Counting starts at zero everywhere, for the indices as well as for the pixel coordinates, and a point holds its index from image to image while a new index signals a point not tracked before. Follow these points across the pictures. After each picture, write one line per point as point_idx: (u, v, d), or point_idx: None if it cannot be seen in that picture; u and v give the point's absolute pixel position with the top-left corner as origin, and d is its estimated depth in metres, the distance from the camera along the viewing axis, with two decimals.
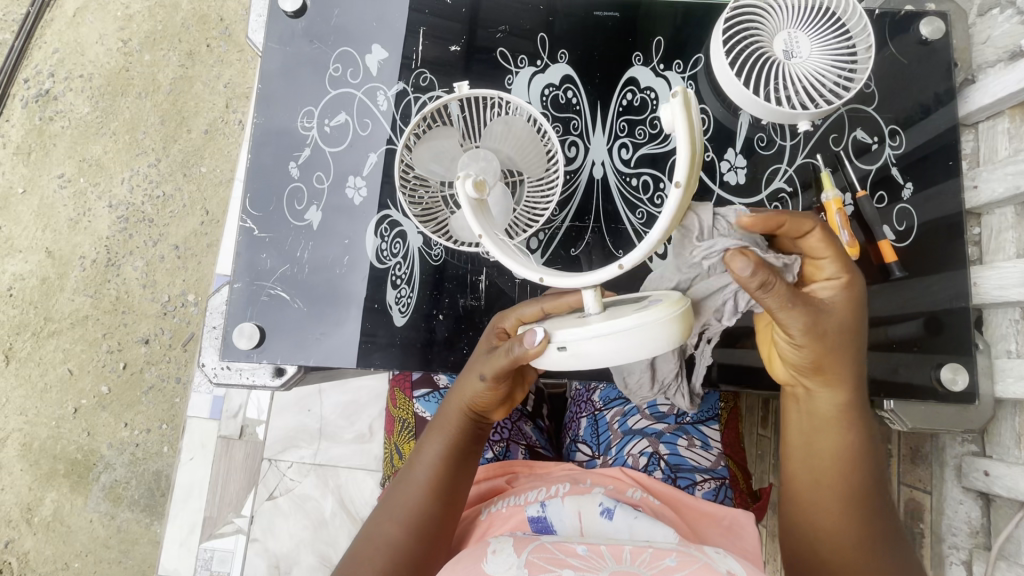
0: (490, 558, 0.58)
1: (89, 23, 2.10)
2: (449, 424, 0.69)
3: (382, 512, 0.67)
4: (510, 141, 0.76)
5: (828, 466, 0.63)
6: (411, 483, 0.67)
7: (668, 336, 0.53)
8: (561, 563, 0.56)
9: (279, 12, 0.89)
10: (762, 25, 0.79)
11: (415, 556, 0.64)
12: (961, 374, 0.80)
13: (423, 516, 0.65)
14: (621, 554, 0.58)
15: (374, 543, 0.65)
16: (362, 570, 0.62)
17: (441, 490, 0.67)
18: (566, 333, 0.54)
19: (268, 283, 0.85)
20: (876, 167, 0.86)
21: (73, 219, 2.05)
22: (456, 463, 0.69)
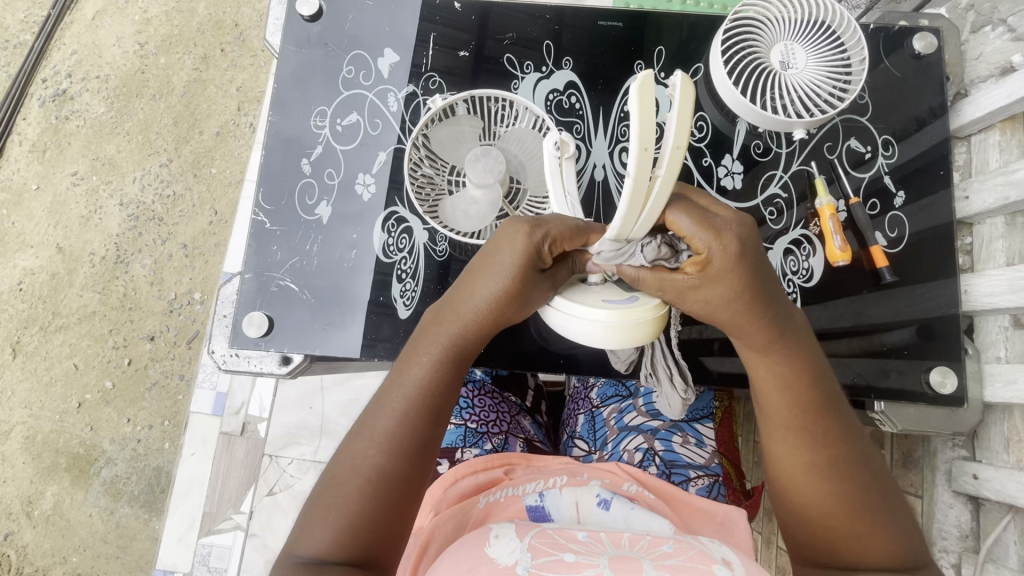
0: (492, 542, 0.59)
1: (107, 26, 2.17)
2: (446, 334, 0.64)
3: (360, 434, 0.61)
4: (523, 144, 0.82)
5: (779, 412, 0.62)
6: (399, 398, 0.62)
7: (621, 335, 0.64)
8: (562, 547, 0.58)
9: (297, 16, 0.93)
10: (759, 36, 0.83)
11: (400, 483, 0.59)
12: (950, 377, 0.82)
13: (404, 434, 0.60)
14: (620, 540, 0.60)
15: (353, 465, 0.59)
16: (343, 492, 0.58)
17: (428, 411, 0.62)
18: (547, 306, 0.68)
19: (278, 275, 0.87)
20: (868, 175, 0.89)
21: (84, 216, 2.10)
22: (444, 382, 0.63)
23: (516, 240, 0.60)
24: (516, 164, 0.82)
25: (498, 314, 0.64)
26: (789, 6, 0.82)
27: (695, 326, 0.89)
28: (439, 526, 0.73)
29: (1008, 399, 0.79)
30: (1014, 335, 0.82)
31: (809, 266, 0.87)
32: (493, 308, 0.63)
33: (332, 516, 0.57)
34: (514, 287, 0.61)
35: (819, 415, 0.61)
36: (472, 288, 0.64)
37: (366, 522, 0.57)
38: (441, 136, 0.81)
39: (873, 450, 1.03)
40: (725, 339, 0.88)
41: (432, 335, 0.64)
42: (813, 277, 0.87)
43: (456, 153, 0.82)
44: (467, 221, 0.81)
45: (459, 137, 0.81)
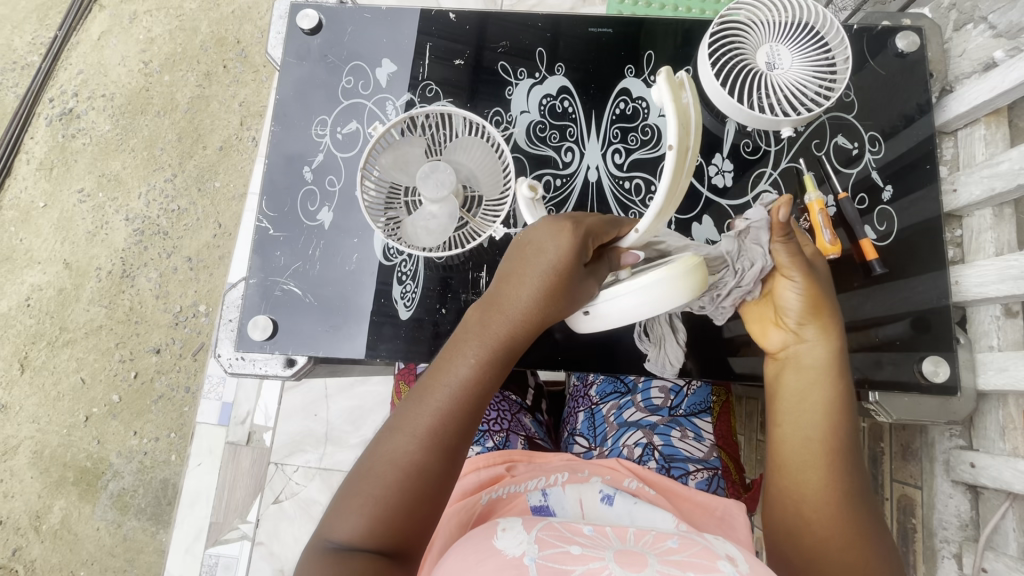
0: (500, 535, 0.60)
1: (112, 47, 2.23)
2: (494, 331, 0.65)
3: (398, 428, 0.61)
4: (468, 153, 0.82)
5: (814, 399, 0.71)
6: (444, 390, 0.62)
7: (676, 286, 0.64)
8: (568, 540, 0.59)
9: (298, 30, 0.95)
10: (746, 39, 0.85)
11: (436, 478, 0.60)
12: (942, 366, 0.83)
13: (444, 431, 0.61)
14: (626, 535, 0.61)
15: (390, 458, 0.60)
16: (378, 483, 0.58)
17: (472, 405, 0.62)
18: (593, 304, 0.69)
19: (282, 279, 0.90)
20: (856, 171, 0.91)
21: (90, 231, 2.13)
22: (488, 378, 0.64)
23: (561, 239, 0.65)
24: (465, 174, 0.83)
25: (544, 309, 0.66)
26: (773, 8, 0.85)
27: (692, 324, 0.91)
28: (444, 524, 0.74)
29: (1001, 386, 0.80)
30: (1006, 324, 0.83)
31: None
32: (539, 300, 0.65)
33: (365, 508, 0.58)
34: (559, 279, 0.65)
35: (849, 435, 0.69)
36: (517, 283, 0.66)
37: (400, 515, 0.58)
38: (389, 162, 0.82)
39: (872, 444, 1.04)
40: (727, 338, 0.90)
41: (479, 331, 0.65)
42: None
43: (409, 171, 0.83)
44: (430, 237, 0.81)
45: (408, 158, 0.82)
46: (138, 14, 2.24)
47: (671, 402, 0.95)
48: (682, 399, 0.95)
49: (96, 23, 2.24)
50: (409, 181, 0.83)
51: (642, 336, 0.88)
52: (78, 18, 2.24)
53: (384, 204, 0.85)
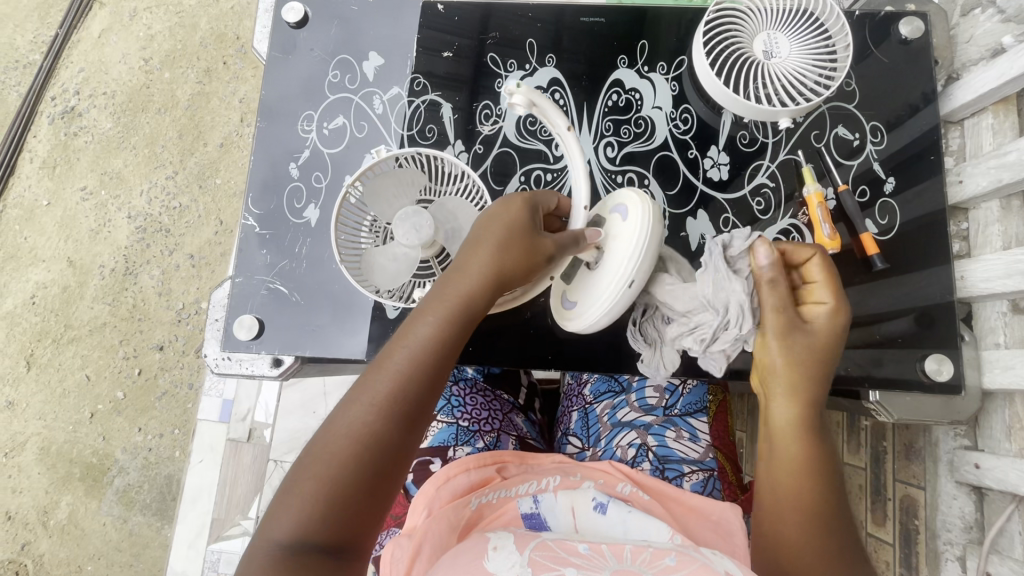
0: (491, 555, 0.58)
1: (113, 44, 2.22)
2: (450, 291, 0.66)
3: (353, 395, 0.60)
4: (459, 213, 0.78)
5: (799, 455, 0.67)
6: (398, 356, 0.62)
7: (656, 210, 0.66)
8: (563, 561, 0.57)
9: (282, 23, 0.92)
10: (742, 27, 0.82)
11: (391, 450, 0.59)
12: (946, 364, 0.81)
13: (397, 396, 0.60)
14: (622, 553, 0.58)
15: (342, 429, 0.58)
16: (331, 459, 0.57)
17: (428, 376, 0.62)
18: (636, 270, 0.65)
19: (268, 278, 0.87)
20: (857, 163, 0.87)
21: (93, 229, 2.14)
22: (446, 338, 0.63)
23: (509, 205, 0.70)
24: (448, 229, 0.78)
25: (499, 275, 0.67)
26: None
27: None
28: (432, 528, 0.73)
29: (1007, 385, 0.78)
30: (1013, 321, 0.80)
31: None
32: (494, 266, 0.66)
33: (314, 487, 0.56)
34: (513, 246, 0.66)
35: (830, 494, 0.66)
36: (471, 251, 0.67)
37: (347, 490, 0.57)
38: (374, 191, 0.76)
39: (874, 443, 1.00)
40: None
41: (438, 293, 0.66)
42: None
43: (387, 209, 0.77)
44: (387, 278, 0.76)
45: (397, 195, 0.77)
46: (138, 11, 2.23)
47: (665, 401, 0.93)
48: (677, 398, 0.93)
49: (97, 20, 2.24)
50: (388, 218, 0.77)
51: (637, 337, 0.82)
52: (79, 15, 2.23)
53: (357, 232, 0.78)
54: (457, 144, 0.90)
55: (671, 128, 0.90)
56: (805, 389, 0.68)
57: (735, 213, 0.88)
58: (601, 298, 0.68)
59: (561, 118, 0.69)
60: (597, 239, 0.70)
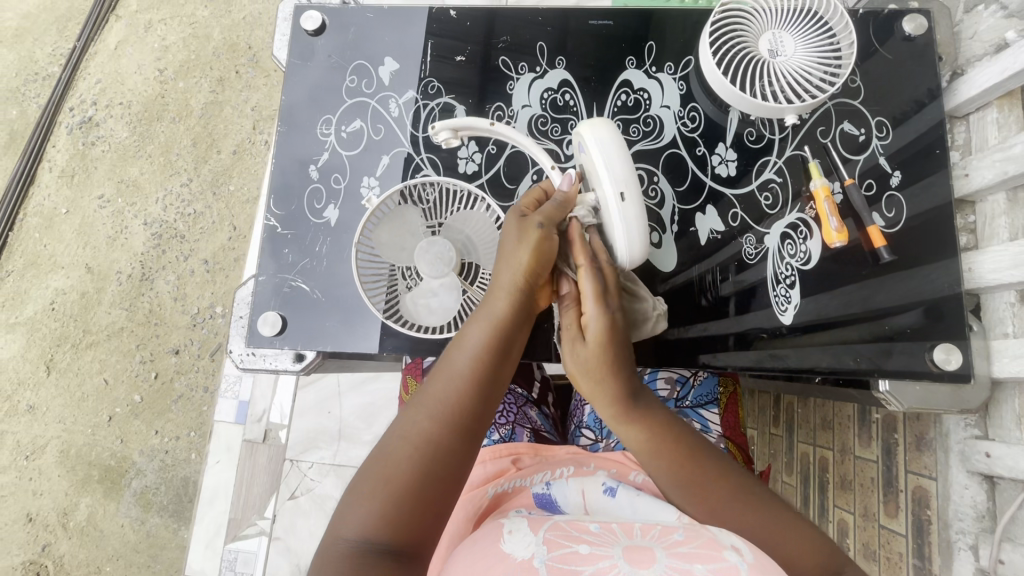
0: (507, 538, 0.59)
1: (129, 55, 2.28)
2: (496, 308, 0.68)
3: (415, 407, 0.65)
4: (465, 222, 0.81)
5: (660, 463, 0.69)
6: (452, 371, 0.65)
7: (611, 127, 0.71)
8: (576, 539, 0.59)
9: (300, 31, 0.95)
10: (747, 27, 0.85)
11: (450, 457, 0.62)
12: (954, 354, 0.81)
13: (455, 407, 0.64)
14: (632, 531, 0.61)
15: (403, 435, 0.63)
16: (394, 463, 0.61)
17: (480, 387, 0.65)
18: (622, 180, 0.69)
19: (290, 276, 0.88)
20: (864, 158, 0.89)
21: (111, 236, 2.19)
22: (496, 351, 0.67)
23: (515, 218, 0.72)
24: (465, 245, 0.81)
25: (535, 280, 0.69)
26: None
27: (703, 321, 0.88)
28: (454, 517, 0.76)
29: (1016, 373, 0.79)
30: (1021, 311, 0.81)
31: (806, 249, 0.87)
32: (528, 270, 0.68)
33: (380, 492, 0.60)
34: (534, 247, 0.68)
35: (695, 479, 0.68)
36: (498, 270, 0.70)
37: (408, 497, 0.60)
38: (386, 236, 0.80)
39: (885, 436, 1.00)
40: (739, 334, 0.87)
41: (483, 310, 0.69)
42: (811, 260, 0.87)
43: (401, 245, 0.80)
44: (431, 317, 0.80)
45: (405, 230, 0.80)
46: (153, 23, 2.29)
47: (677, 393, 0.95)
48: (688, 390, 0.95)
49: (114, 32, 2.30)
50: (406, 260, 0.80)
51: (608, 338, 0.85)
52: (96, 29, 2.30)
53: (379, 280, 0.82)
54: (471, 145, 0.91)
55: (679, 126, 0.92)
56: (622, 395, 0.69)
57: (743, 208, 0.90)
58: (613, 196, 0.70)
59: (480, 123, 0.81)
60: (573, 181, 0.74)
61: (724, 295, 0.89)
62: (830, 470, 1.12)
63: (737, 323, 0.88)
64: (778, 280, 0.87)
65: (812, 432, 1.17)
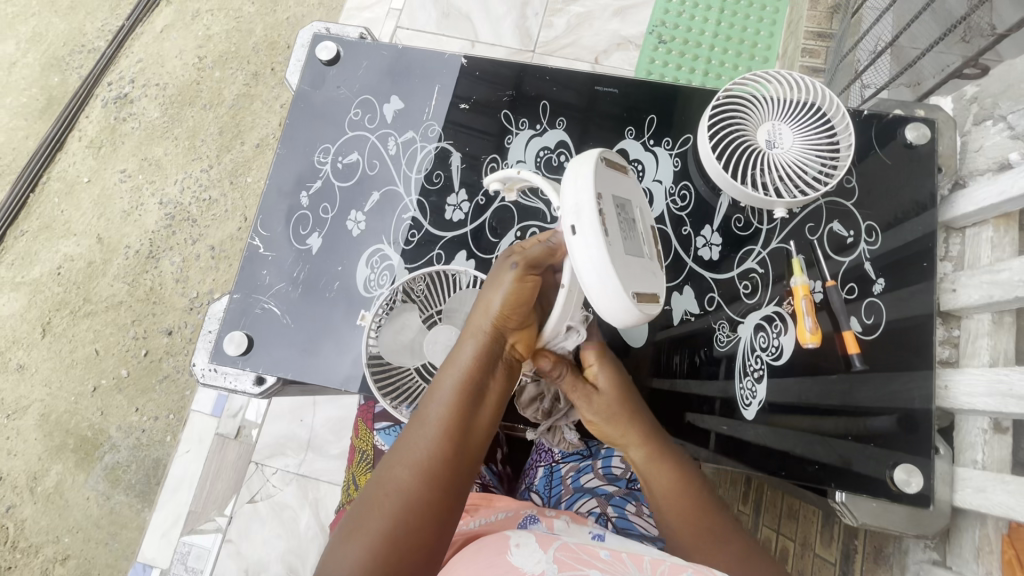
0: (514, 551, 0.60)
1: (173, 39, 2.36)
2: (461, 361, 0.70)
3: (390, 460, 0.65)
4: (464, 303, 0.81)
5: (677, 509, 0.72)
6: (425, 421, 0.67)
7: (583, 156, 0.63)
8: (586, 564, 0.58)
9: (315, 59, 0.97)
10: (746, 117, 0.86)
11: (428, 507, 0.62)
12: (915, 476, 0.78)
13: (430, 454, 0.64)
14: (643, 563, 0.58)
15: (380, 486, 0.63)
16: (373, 512, 0.61)
17: (455, 433, 0.66)
18: (575, 216, 0.61)
19: (264, 298, 0.89)
20: (848, 260, 0.88)
21: (125, 211, 2.24)
22: (472, 396, 0.68)
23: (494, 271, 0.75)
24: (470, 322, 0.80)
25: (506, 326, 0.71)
26: (779, 90, 0.86)
27: (687, 380, 0.88)
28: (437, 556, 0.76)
29: (977, 507, 0.76)
30: (993, 440, 0.78)
31: (779, 343, 0.86)
32: (499, 314, 0.70)
33: (358, 539, 0.59)
34: (509, 293, 0.70)
35: (704, 508, 0.72)
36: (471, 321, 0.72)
37: (388, 545, 0.59)
38: (392, 341, 0.80)
39: (846, 540, 0.98)
40: (725, 401, 0.87)
41: (453, 362, 0.70)
42: (782, 356, 0.86)
43: (409, 346, 0.80)
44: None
45: (405, 330, 0.80)
46: (201, 12, 2.38)
47: (631, 473, 0.93)
48: None
49: (162, 16, 2.39)
50: (419, 358, 0.80)
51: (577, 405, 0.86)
52: (146, 10, 2.39)
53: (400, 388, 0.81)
54: (461, 193, 0.92)
55: (669, 203, 0.93)
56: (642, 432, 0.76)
57: (720, 293, 0.90)
58: (570, 233, 0.61)
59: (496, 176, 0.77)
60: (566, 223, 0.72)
61: (717, 356, 0.88)
62: (790, 563, 1.08)
63: (700, 386, 0.88)
64: (746, 372, 0.87)
65: (777, 518, 1.14)
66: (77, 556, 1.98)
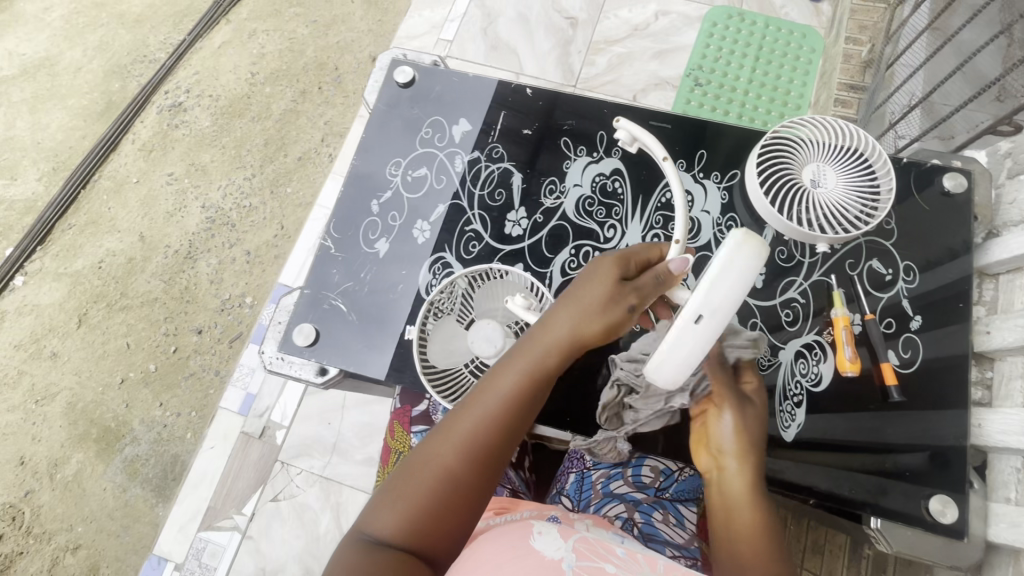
0: (537, 538, 0.68)
1: (228, 55, 2.52)
2: (526, 362, 0.73)
3: (438, 439, 0.70)
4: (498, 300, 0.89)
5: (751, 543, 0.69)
6: (477, 413, 0.70)
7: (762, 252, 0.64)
8: (603, 557, 0.65)
9: (393, 82, 1.06)
10: (792, 157, 0.92)
11: (464, 488, 0.68)
12: (951, 507, 0.80)
13: (477, 442, 0.69)
14: (655, 564, 0.66)
15: (426, 461, 0.69)
16: (416, 482, 0.67)
17: (502, 429, 0.70)
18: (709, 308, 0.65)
19: (332, 294, 0.95)
20: (887, 296, 0.92)
21: (169, 212, 2.35)
22: (525, 398, 0.72)
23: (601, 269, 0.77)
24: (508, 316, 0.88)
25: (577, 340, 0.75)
26: (823, 133, 0.92)
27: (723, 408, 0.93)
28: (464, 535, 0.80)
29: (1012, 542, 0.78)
30: None
31: (818, 371, 0.90)
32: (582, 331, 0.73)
33: (401, 503, 0.66)
34: (605, 321, 0.73)
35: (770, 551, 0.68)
36: (554, 315, 0.75)
37: (422, 514, 0.66)
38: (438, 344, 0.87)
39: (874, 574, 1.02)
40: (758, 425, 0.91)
41: (519, 360, 0.73)
42: (821, 383, 0.90)
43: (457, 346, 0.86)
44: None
45: (452, 333, 0.87)
46: (256, 32, 2.53)
47: (659, 482, 0.94)
48: (671, 482, 0.94)
49: (220, 33, 2.55)
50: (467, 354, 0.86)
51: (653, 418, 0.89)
52: (207, 28, 2.56)
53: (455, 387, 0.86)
54: (520, 210, 0.98)
55: (716, 232, 0.98)
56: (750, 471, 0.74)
57: (763, 319, 0.95)
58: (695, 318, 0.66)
59: (661, 151, 0.82)
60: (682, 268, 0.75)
61: None
62: None
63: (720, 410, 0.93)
64: (786, 396, 0.91)
65: (798, 553, 1.15)
66: (89, 546, 2.01)
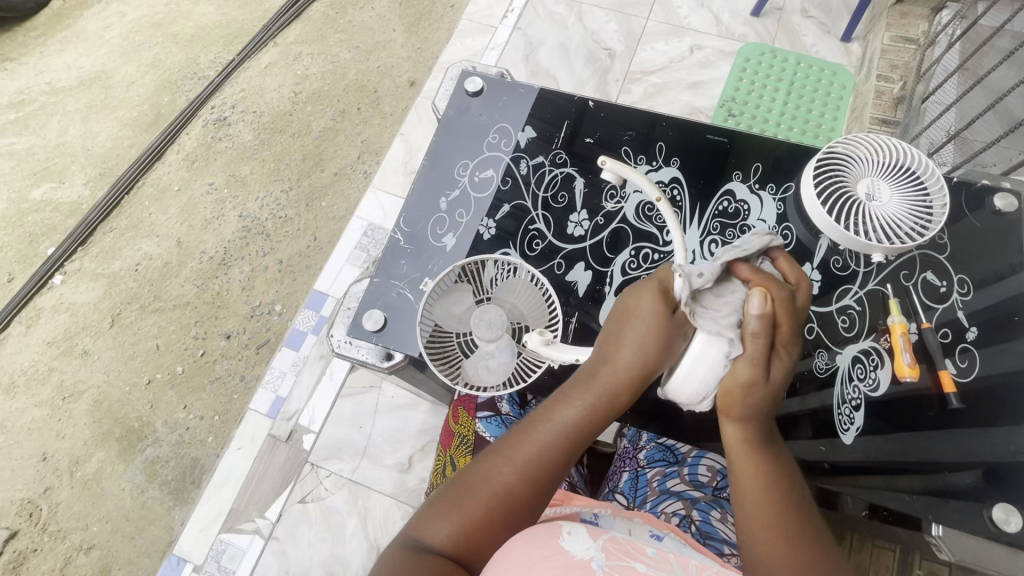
0: (566, 537, 0.61)
1: (273, 76, 2.65)
2: (590, 396, 0.75)
3: (499, 460, 0.73)
4: (513, 294, 0.94)
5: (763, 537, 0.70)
6: (540, 440, 0.73)
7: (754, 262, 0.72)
8: (633, 557, 0.61)
9: (462, 90, 1.13)
10: (845, 172, 0.96)
11: (519, 509, 0.71)
12: (1014, 515, 0.79)
13: (536, 469, 0.72)
14: (687, 565, 0.62)
15: (486, 477, 0.72)
16: (473, 497, 0.70)
17: (562, 459, 0.73)
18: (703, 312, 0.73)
19: (399, 284, 1.01)
20: (944, 309, 0.96)
21: (208, 219, 2.43)
22: (586, 429, 0.75)
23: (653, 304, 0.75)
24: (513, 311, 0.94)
25: (644, 380, 0.76)
26: (874, 151, 0.97)
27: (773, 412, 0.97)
28: None
29: None
30: None
31: (876, 376, 0.94)
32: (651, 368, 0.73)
33: (458, 515, 0.69)
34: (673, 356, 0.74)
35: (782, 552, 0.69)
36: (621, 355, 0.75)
37: (478, 530, 0.69)
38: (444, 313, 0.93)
39: None
40: (816, 424, 0.96)
41: (582, 392, 0.75)
42: (880, 388, 0.94)
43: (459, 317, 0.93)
44: (489, 376, 0.90)
45: (458, 304, 0.93)
46: (301, 54, 2.68)
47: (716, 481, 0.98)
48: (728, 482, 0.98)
49: (267, 55, 2.69)
50: (464, 329, 0.93)
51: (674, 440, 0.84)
52: (255, 49, 2.70)
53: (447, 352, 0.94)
54: (583, 212, 1.04)
55: None
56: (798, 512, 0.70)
57: (820, 325, 1.00)
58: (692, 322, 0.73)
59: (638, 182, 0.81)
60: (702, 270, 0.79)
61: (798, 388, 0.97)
62: None
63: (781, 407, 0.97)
64: (844, 400, 0.95)
65: None
66: (101, 547, 1.98)
